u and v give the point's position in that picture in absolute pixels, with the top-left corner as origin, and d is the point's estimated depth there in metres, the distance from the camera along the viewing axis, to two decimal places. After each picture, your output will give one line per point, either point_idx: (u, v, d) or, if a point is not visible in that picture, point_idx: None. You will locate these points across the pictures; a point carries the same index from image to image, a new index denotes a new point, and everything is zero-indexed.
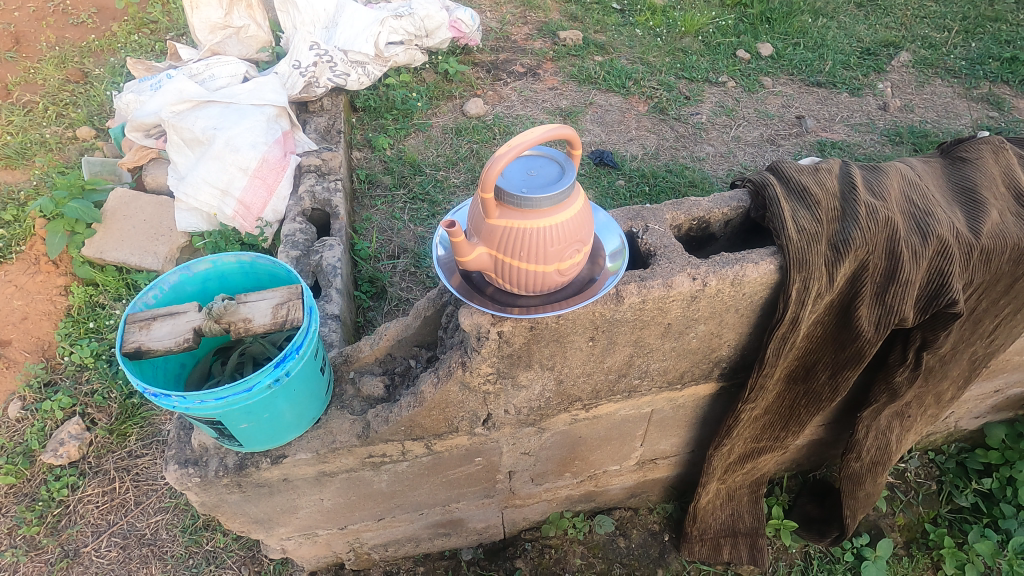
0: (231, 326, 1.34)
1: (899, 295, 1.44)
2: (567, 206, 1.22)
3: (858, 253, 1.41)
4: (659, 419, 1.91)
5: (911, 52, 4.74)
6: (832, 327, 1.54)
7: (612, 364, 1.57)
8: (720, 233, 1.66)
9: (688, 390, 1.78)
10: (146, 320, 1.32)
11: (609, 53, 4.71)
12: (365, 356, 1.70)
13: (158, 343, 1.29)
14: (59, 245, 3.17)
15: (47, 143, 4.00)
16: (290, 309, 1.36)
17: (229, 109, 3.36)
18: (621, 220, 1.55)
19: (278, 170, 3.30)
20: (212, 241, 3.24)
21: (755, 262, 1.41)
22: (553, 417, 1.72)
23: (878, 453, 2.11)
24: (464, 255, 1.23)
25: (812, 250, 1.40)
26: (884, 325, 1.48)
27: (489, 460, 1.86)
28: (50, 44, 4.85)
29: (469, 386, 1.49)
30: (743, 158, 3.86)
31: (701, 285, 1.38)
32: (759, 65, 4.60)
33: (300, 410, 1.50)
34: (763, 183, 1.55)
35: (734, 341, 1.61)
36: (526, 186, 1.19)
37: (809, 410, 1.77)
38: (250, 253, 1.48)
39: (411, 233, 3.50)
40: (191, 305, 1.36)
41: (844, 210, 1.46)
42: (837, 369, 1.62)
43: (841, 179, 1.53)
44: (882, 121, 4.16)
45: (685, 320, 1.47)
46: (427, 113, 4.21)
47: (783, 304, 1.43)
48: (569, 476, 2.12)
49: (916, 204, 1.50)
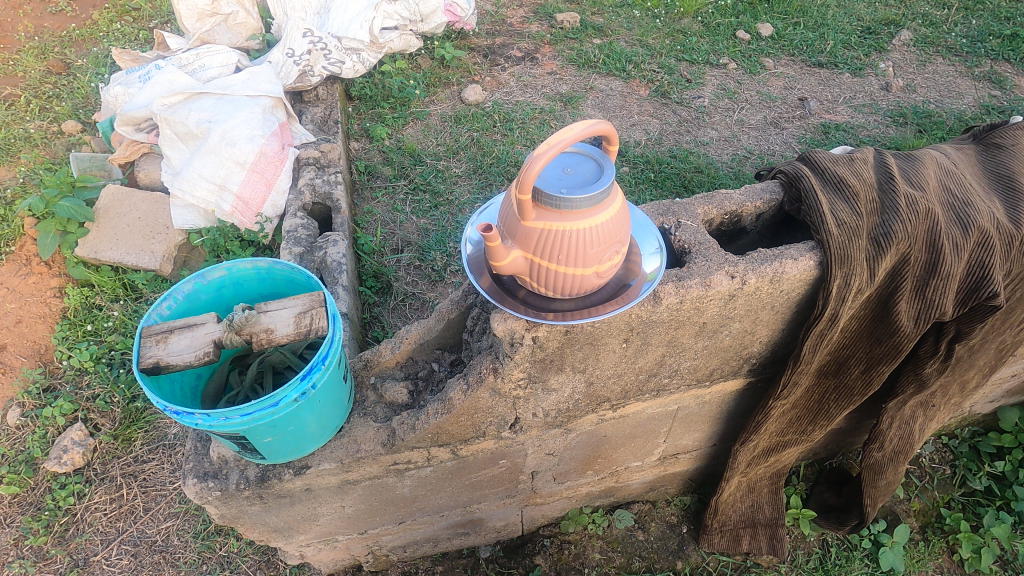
0: (253, 337, 1.27)
1: (940, 289, 1.40)
2: (606, 206, 1.17)
3: (900, 247, 1.37)
4: (683, 416, 1.88)
5: (911, 31, 4.67)
6: (868, 322, 1.51)
7: (644, 364, 1.52)
8: (751, 227, 1.61)
9: (716, 386, 1.74)
10: (162, 334, 1.25)
11: (607, 36, 4.61)
12: (386, 360, 1.65)
13: (177, 358, 1.22)
14: (50, 246, 3.09)
15: (31, 138, 3.87)
16: (315, 317, 1.30)
17: (222, 101, 3.26)
18: (652, 216, 1.49)
19: (276, 164, 3.21)
20: (210, 239, 3.17)
21: (794, 258, 1.36)
22: (580, 418, 1.68)
23: (900, 442, 2.10)
24: (500, 259, 1.17)
25: (854, 245, 1.35)
26: (923, 319, 1.45)
27: (513, 461, 1.82)
28: (28, 34, 4.67)
29: (500, 392, 1.44)
30: (747, 142, 3.81)
31: (739, 284, 1.34)
32: (759, 46, 4.52)
33: (324, 420, 1.44)
34: (797, 174, 1.51)
35: (767, 337, 1.57)
36: (564, 187, 1.13)
37: (839, 404, 1.74)
38: (267, 259, 1.40)
39: (414, 226, 3.43)
40: (209, 316, 1.29)
41: (883, 201, 1.41)
42: (871, 363, 1.59)
43: (878, 169, 1.49)
44: (885, 102, 4.11)
45: (720, 319, 1.43)
46: (424, 101, 4.11)
47: (822, 301, 1.39)
48: (591, 474, 2.09)
49: (955, 194, 1.46)
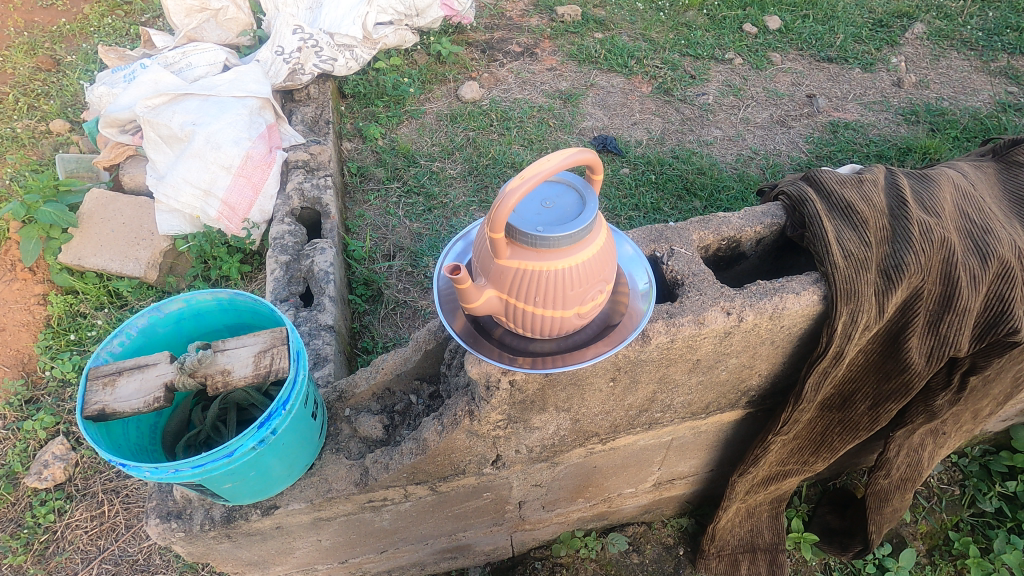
0: (207, 379, 1.18)
1: (956, 325, 1.29)
2: (588, 243, 1.06)
3: (912, 280, 1.26)
4: (678, 444, 1.78)
5: (925, 23, 4.49)
6: (876, 356, 1.40)
7: (634, 401, 1.43)
8: (750, 252, 1.49)
9: (712, 418, 1.64)
10: (110, 376, 1.16)
11: (608, 29, 4.46)
12: (361, 392, 1.56)
13: (125, 404, 1.13)
14: (33, 253, 2.98)
15: (18, 138, 3.78)
16: (275, 357, 1.20)
17: (207, 102, 3.15)
18: (642, 242, 1.38)
19: (263, 168, 3.11)
20: (196, 247, 3.08)
21: (796, 292, 1.25)
22: (567, 452, 1.59)
23: (908, 469, 2.00)
24: (471, 301, 1.07)
25: (862, 279, 1.24)
26: (936, 356, 1.34)
27: (498, 493, 1.73)
28: (18, 29, 4.58)
29: (477, 433, 1.34)
30: (752, 142, 3.67)
31: (736, 320, 1.23)
32: (767, 40, 4.35)
33: (290, 461, 1.35)
34: (801, 198, 1.39)
35: (766, 371, 1.46)
36: (541, 223, 1.02)
37: (844, 438, 1.63)
38: (227, 291, 1.30)
39: (407, 230, 3.33)
40: (161, 355, 1.19)
41: (894, 228, 1.30)
42: (878, 400, 1.48)
43: (889, 192, 1.37)
44: (896, 99, 3.96)
45: (715, 355, 1.32)
46: (419, 99, 3.98)
47: (827, 338, 1.28)
48: (582, 501, 2.00)
49: (972, 220, 1.35)
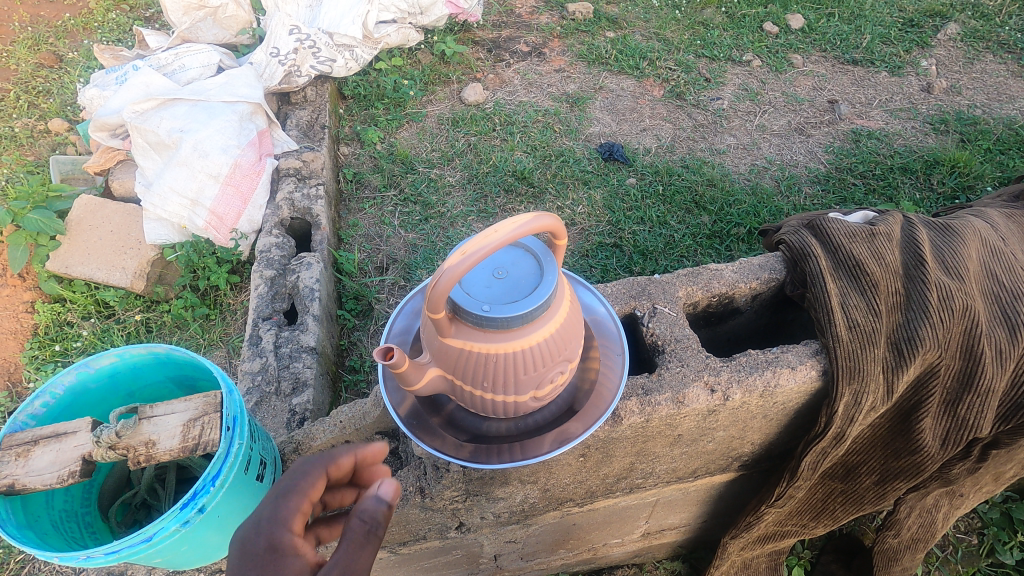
0: (130, 452, 1.07)
1: (976, 406, 1.15)
2: (546, 320, 0.92)
3: (927, 356, 1.10)
4: (666, 501, 1.63)
5: (959, 23, 4.21)
6: (885, 432, 1.25)
7: (610, 471, 1.29)
8: (745, 308, 1.35)
9: (700, 480, 1.50)
10: (24, 446, 1.05)
11: (621, 28, 4.23)
12: (317, 445, 1.44)
13: (37, 479, 1.02)
14: (20, 260, 2.69)
15: (15, 137, 3.66)
16: (205, 428, 1.09)
17: (196, 108, 2.87)
18: (620, 298, 1.25)
19: (253, 177, 2.85)
20: (184, 256, 2.74)
21: (791, 366, 1.12)
22: (540, 515, 1.46)
23: (919, 530, 1.82)
24: (411, 383, 0.94)
25: (869, 356, 1.09)
26: (954, 440, 1.19)
27: (468, 550, 1.60)
28: (23, 24, 4.49)
29: (431, 507, 1.22)
30: (767, 151, 3.45)
31: (720, 399, 1.10)
32: (788, 40, 4.10)
33: (233, 530, 1.23)
34: (804, 251, 1.25)
35: (759, 440, 1.32)
36: (489, 301, 0.89)
37: (847, 509, 1.46)
38: (163, 346, 1.20)
39: (401, 241, 3.09)
40: (82, 422, 1.08)
41: (909, 293, 1.15)
42: (885, 476, 1.32)
43: (905, 246, 1.22)
44: (925, 106, 3.72)
45: (699, 430, 1.18)
46: (421, 101, 3.72)
47: (825, 419, 1.14)
48: (563, 551, 1.87)
49: (995, 283, 1.21)
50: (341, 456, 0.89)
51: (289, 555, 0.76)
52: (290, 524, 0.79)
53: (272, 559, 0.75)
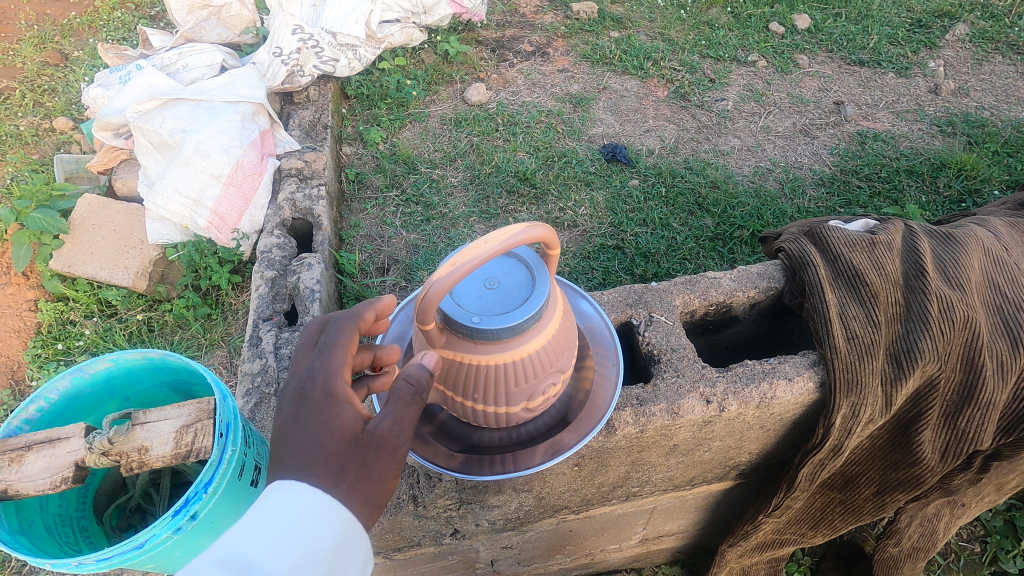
0: (123, 458, 1.06)
1: (976, 418, 1.18)
2: (537, 332, 0.91)
3: (926, 368, 1.13)
4: (663, 508, 1.61)
5: (968, 24, 4.17)
6: (884, 443, 1.25)
7: (605, 479, 1.29)
8: (743, 316, 1.40)
9: (698, 488, 1.49)
10: (17, 452, 1.05)
11: (626, 28, 4.19)
12: None
13: (30, 485, 1.02)
14: (24, 259, 2.70)
15: (21, 136, 3.66)
16: (197, 435, 1.09)
17: (199, 108, 2.85)
18: (618, 306, 1.28)
19: (254, 177, 2.81)
20: (185, 256, 2.73)
21: (788, 378, 1.15)
22: (536, 522, 1.45)
23: (921, 540, 1.80)
24: None
25: (866, 368, 1.12)
26: (953, 453, 1.21)
27: (464, 556, 1.59)
28: (29, 23, 4.50)
29: (425, 515, 1.22)
30: (772, 153, 3.42)
31: (717, 410, 1.13)
32: (794, 40, 4.07)
33: None
34: (803, 260, 1.27)
35: (757, 449, 1.32)
36: (480, 311, 0.88)
37: (844, 519, 1.44)
38: (157, 351, 1.20)
39: (403, 242, 3.07)
40: (75, 428, 1.08)
41: (909, 304, 1.17)
42: (884, 487, 1.31)
43: (905, 257, 1.23)
44: (932, 107, 3.68)
45: (694, 441, 1.20)
46: (423, 101, 3.70)
47: (823, 431, 1.17)
48: (560, 556, 1.85)
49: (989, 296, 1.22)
50: (365, 313, 1.00)
51: (343, 404, 0.90)
52: (340, 379, 0.92)
53: (329, 407, 0.89)
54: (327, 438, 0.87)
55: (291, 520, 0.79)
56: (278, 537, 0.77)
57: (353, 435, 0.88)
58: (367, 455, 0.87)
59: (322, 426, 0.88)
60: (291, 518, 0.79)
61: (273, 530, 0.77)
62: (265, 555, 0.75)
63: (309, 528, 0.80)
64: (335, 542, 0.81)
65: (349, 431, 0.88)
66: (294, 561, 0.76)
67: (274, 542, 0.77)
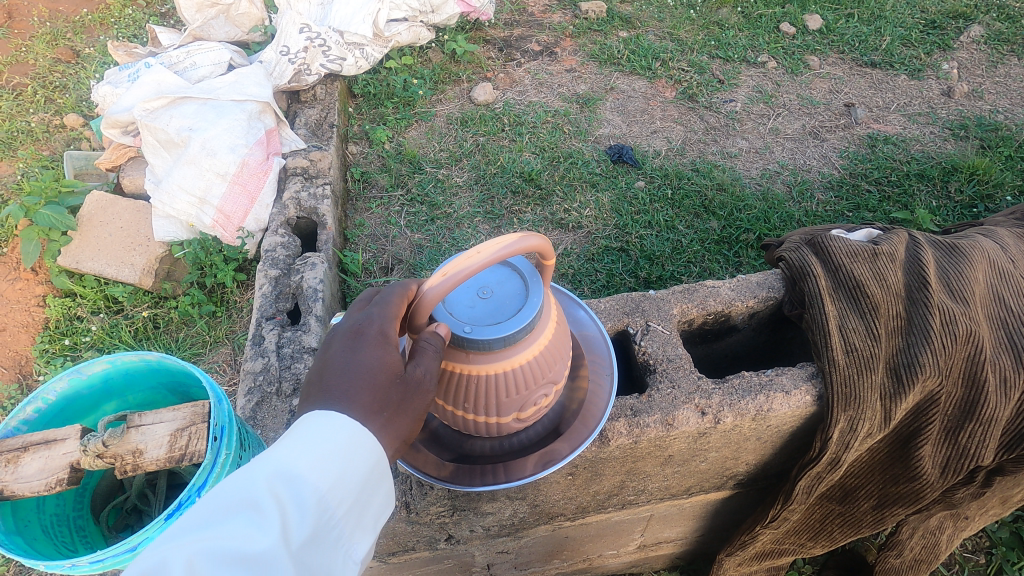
0: (117, 460, 1.07)
1: (978, 435, 1.17)
2: (528, 343, 0.91)
3: (926, 383, 1.12)
4: (661, 516, 1.60)
5: (983, 26, 4.10)
6: (883, 456, 1.25)
7: (601, 488, 1.28)
8: (742, 325, 1.39)
9: (695, 497, 1.47)
10: (14, 452, 1.06)
11: (634, 27, 4.16)
12: None
13: (26, 486, 1.03)
14: (32, 254, 2.71)
15: (32, 132, 3.69)
16: (192, 438, 1.10)
17: (206, 107, 2.86)
18: (615, 314, 1.29)
19: (260, 175, 2.80)
20: (191, 253, 2.73)
21: (785, 391, 1.16)
22: (532, 528, 1.44)
23: (924, 553, 1.76)
24: None
25: (863, 383, 1.12)
26: (953, 468, 1.20)
27: (461, 560, 1.58)
28: (42, 19, 4.53)
29: (419, 521, 1.22)
30: (780, 155, 3.38)
31: (711, 422, 1.13)
32: (805, 41, 4.02)
33: None
34: (803, 270, 1.27)
35: (754, 460, 1.32)
36: (471, 321, 0.89)
37: (844, 531, 1.43)
38: (155, 353, 1.21)
39: (407, 242, 3.06)
40: (71, 429, 1.09)
41: (910, 317, 1.16)
42: (883, 501, 1.31)
43: (908, 268, 1.22)
44: (945, 110, 3.63)
45: (689, 451, 1.20)
46: (430, 100, 3.68)
47: (820, 444, 1.17)
48: (558, 561, 1.81)
49: (990, 310, 1.22)
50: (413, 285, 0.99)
51: (394, 343, 0.91)
52: (394, 318, 0.92)
53: (380, 342, 0.90)
54: (375, 371, 0.87)
55: (333, 442, 0.80)
56: (319, 457, 0.79)
57: (397, 372, 0.88)
58: (410, 393, 0.87)
59: (370, 359, 0.88)
60: (334, 441, 0.80)
61: (316, 449, 0.79)
62: (307, 473, 0.77)
63: (348, 453, 0.81)
64: (369, 471, 0.83)
65: (394, 368, 0.88)
66: (332, 482, 0.79)
67: (317, 462, 0.78)
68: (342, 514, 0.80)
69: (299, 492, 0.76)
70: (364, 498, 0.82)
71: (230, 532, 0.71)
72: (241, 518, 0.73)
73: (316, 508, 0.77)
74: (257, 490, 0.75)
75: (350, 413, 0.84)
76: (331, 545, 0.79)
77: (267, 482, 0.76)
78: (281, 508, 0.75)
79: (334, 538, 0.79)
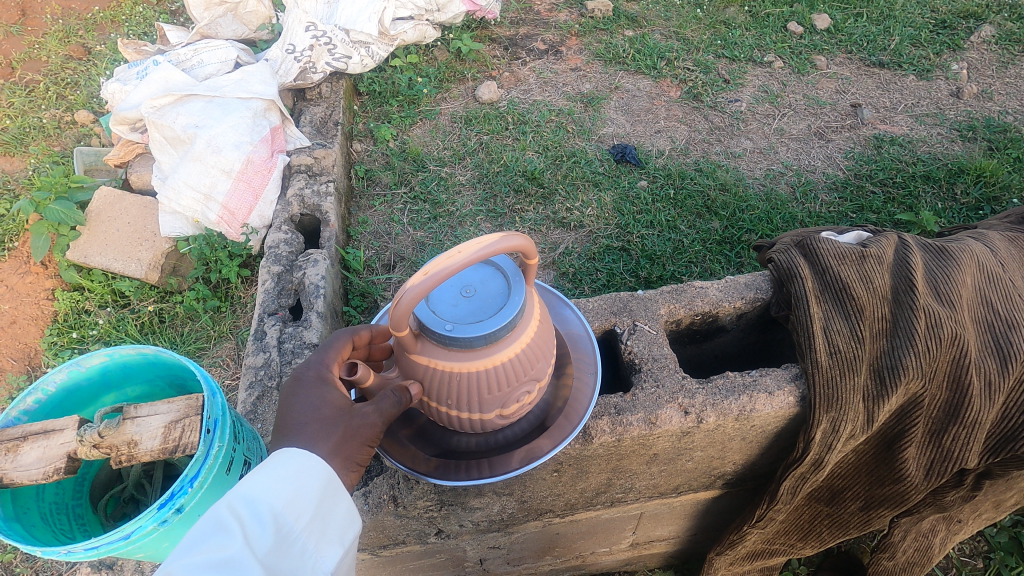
0: (112, 451, 1.10)
1: (962, 438, 1.17)
2: (510, 341, 0.92)
3: (910, 385, 1.13)
4: (651, 514, 1.61)
5: (994, 26, 4.06)
6: (868, 458, 1.26)
7: (588, 485, 1.30)
8: (731, 326, 1.41)
9: (685, 496, 1.49)
10: (14, 442, 1.09)
11: (641, 27, 4.15)
12: None
13: (24, 474, 1.06)
14: (42, 248, 2.74)
15: (44, 128, 3.75)
16: (185, 430, 1.13)
17: (212, 104, 2.89)
18: (602, 314, 1.31)
19: (264, 172, 2.83)
20: (196, 249, 2.78)
21: (769, 392, 1.17)
22: (521, 524, 1.46)
23: (916, 556, 1.76)
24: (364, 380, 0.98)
25: (846, 384, 1.13)
26: (938, 470, 1.21)
27: (452, 554, 1.61)
28: (55, 17, 4.59)
29: (407, 514, 1.24)
30: (784, 156, 3.37)
31: (694, 421, 1.15)
32: (812, 41, 3.99)
33: None
34: (791, 271, 1.28)
35: (741, 460, 1.34)
36: (453, 320, 0.90)
37: (832, 532, 1.44)
38: (151, 347, 1.25)
39: (409, 239, 3.09)
40: (69, 420, 1.12)
41: (896, 320, 1.17)
42: (869, 502, 1.32)
43: (896, 272, 1.23)
44: (953, 111, 3.60)
45: (674, 449, 1.22)
46: (435, 98, 3.70)
47: (803, 445, 1.18)
48: (550, 558, 1.82)
49: (975, 314, 1.22)
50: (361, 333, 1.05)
51: (331, 382, 0.96)
52: (330, 363, 0.98)
53: (319, 383, 0.95)
54: (319, 408, 0.92)
55: (284, 466, 0.86)
56: (273, 479, 0.84)
57: (342, 406, 0.94)
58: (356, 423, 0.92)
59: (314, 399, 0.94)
60: (285, 465, 0.86)
61: (270, 472, 0.85)
62: (263, 493, 0.83)
63: (300, 474, 0.86)
64: (324, 487, 0.87)
65: (339, 403, 0.94)
66: (287, 499, 0.84)
67: (270, 483, 0.84)
68: (303, 528, 0.85)
69: (257, 509, 0.82)
70: (323, 512, 0.87)
71: (197, 549, 0.78)
72: (205, 536, 0.79)
73: (275, 523, 0.82)
74: (217, 514, 0.80)
75: (299, 446, 0.89)
76: (297, 556, 0.84)
77: (226, 505, 0.81)
78: (243, 525, 0.80)
79: (298, 550, 0.84)
